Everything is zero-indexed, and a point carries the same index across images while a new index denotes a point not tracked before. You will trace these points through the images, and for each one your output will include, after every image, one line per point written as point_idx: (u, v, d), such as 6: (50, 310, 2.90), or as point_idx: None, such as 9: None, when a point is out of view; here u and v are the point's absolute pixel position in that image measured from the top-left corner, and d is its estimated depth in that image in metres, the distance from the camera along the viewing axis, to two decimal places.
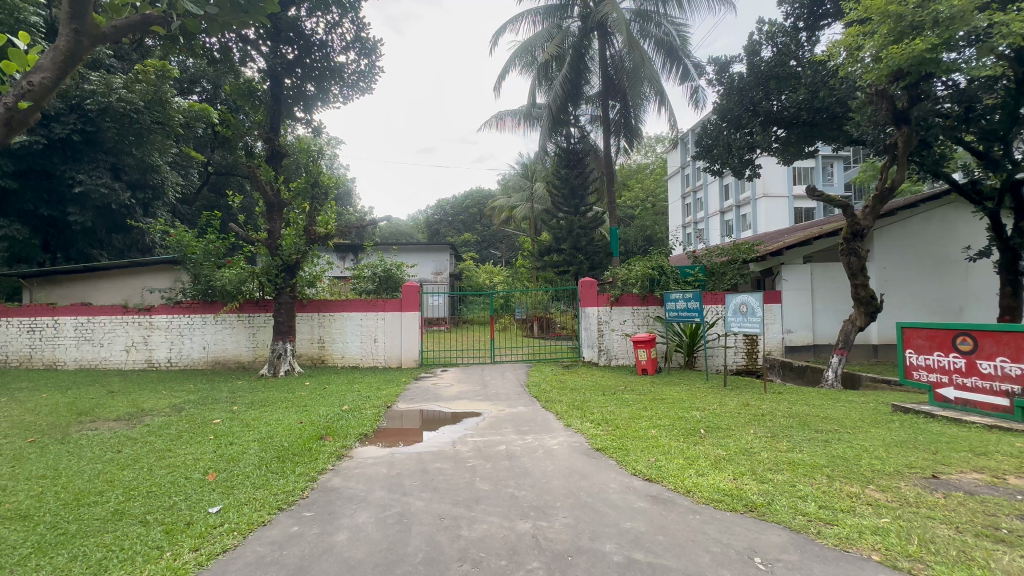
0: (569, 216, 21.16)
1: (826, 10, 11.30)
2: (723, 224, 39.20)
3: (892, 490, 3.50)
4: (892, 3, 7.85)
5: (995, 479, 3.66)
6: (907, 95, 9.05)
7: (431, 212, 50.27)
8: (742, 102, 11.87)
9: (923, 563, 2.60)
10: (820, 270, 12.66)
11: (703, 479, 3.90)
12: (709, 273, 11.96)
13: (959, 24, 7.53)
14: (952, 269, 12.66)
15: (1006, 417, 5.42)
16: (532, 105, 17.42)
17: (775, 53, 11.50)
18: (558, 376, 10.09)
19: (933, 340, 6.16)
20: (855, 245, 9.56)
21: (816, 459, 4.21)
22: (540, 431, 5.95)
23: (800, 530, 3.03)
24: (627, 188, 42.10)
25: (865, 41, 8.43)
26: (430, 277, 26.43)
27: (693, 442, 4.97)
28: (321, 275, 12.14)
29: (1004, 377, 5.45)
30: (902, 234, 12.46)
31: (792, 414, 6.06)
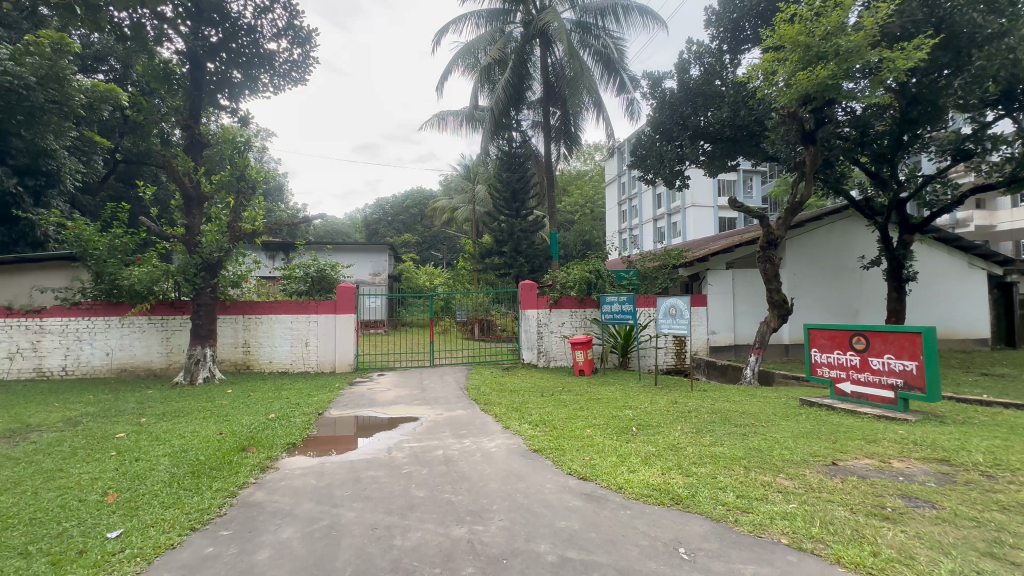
0: (511, 219, 21.29)
1: (748, 36, 12.20)
2: (655, 231, 41.23)
3: (798, 478, 3.82)
4: (801, 34, 8.63)
5: (882, 463, 4.12)
6: (814, 117, 9.98)
7: (370, 212, 48.84)
8: (673, 116, 12.60)
9: (823, 543, 2.85)
10: (741, 276, 13.65)
11: (634, 475, 4.06)
12: (642, 277, 12.54)
13: (855, 58, 8.44)
14: (850, 276, 14.12)
15: (891, 408, 6.14)
16: (474, 107, 17.43)
17: (702, 72, 12.29)
18: (497, 379, 10.12)
19: (834, 340, 6.82)
20: (770, 253, 10.40)
21: (735, 452, 4.52)
22: (478, 434, 5.92)
23: (719, 518, 3.23)
24: (567, 194, 43.14)
25: (778, 67, 9.17)
26: (367, 278, 25.54)
27: (625, 440, 5.16)
28: (246, 275, 11.34)
29: (889, 372, 6.15)
30: (810, 243, 13.74)
31: (715, 411, 6.46)
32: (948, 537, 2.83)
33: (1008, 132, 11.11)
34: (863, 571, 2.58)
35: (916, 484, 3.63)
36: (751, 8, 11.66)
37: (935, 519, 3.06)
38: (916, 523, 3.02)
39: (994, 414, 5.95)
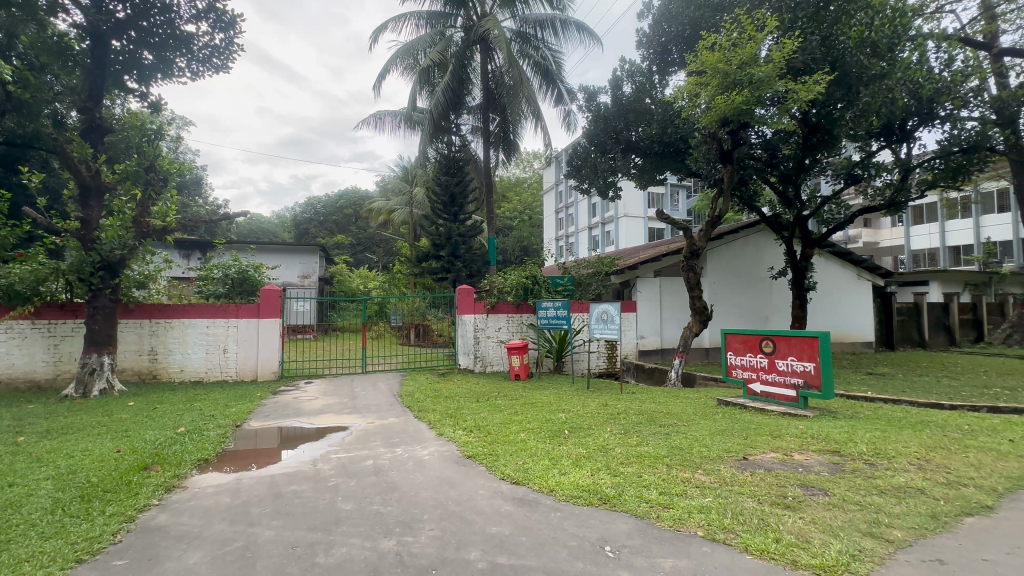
0: (449, 223, 21.09)
1: (674, 59, 12.98)
2: (590, 239, 42.72)
3: (714, 473, 4.10)
4: (720, 61, 9.35)
5: (785, 456, 4.52)
6: (731, 139, 10.85)
7: (299, 211, 46.38)
8: (607, 129, 13.17)
9: (734, 533, 3.07)
10: (667, 283, 14.45)
11: (565, 478, 4.15)
12: (576, 283, 12.89)
13: (765, 87, 9.27)
14: (762, 285, 15.42)
15: (793, 405, 6.76)
16: (412, 109, 17.14)
17: (634, 89, 12.92)
18: (432, 385, 9.94)
19: (746, 343, 7.41)
20: (693, 263, 11.11)
21: (659, 451, 4.77)
22: (411, 442, 5.78)
23: (643, 515, 3.39)
24: (506, 200, 43.57)
25: (701, 91, 9.88)
26: (295, 280, 24.18)
27: (557, 443, 5.27)
28: (155, 274, 10.34)
29: (792, 373, 6.78)
30: (727, 254, 14.87)
31: (642, 412, 6.77)
32: (838, 521, 3.15)
33: (888, 161, 12.72)
34: (767, 556, 2.81)
35: (812, 473, 4.02)
36: (677, 34, 12.42)
37: (828, 505, 3.40)
38: (812, 509, 3.34)
39: (876, 408, 6.75)
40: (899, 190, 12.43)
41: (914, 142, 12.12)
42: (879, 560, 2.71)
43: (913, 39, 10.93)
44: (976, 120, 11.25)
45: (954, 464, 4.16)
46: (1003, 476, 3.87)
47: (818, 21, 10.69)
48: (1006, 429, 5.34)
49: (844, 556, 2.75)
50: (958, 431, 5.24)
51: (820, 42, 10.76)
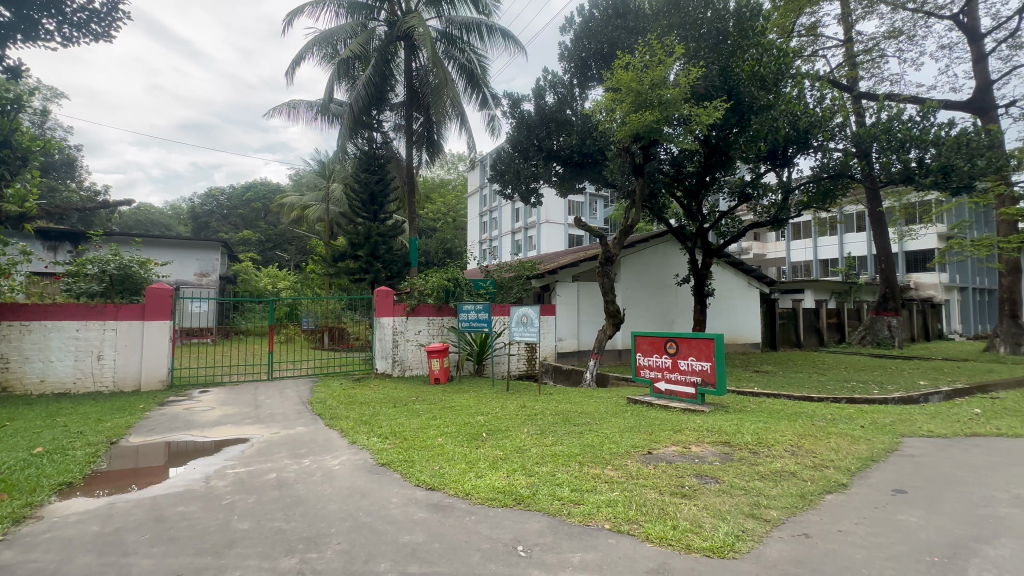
0: (368, 222, 20.26)
1: (593, 75, 13.55)
2: (513, 243, 43.51)
3: (622, 468, 4.33)
4: (634, 81, 9.95)
5: (684, 449, 4.90)
6: (642, 153, 11.60)
7: (197, 202, 42.07)
8: (530, 136, 13.53)
9: (637, 523, 3.27)
10: (584, 288, 15.06)
11: (481, 481, 4.15)
12: (498, 287, 13.05)
13: (672, 108, 10.04)
14: (668, 290, 16.63)
15: (692, 402, 7.36)
16: (330, 101, 16.30)
17: (556, 99, 13.38)
18: (346, 391, 9.47)
19: (653, 345, 7.92)
20: (608, 269, 11.72)
21: (572, 449, 4.95)
22: (320, 452, 5.46)
23: (555, 513, 3.49)
24: (429, 201, 42.97)
25: (617, 107, 10.47)
26: (190, 278, 21.86)
27: (474, 446, 5.26)
28: (8, 268, 8.72)
29: (692, 372, 7.38)
30: (638, 261, 15.86)
31: (558, 412, 7.00)
32: (726, 505, 3.48)
33: (773, 182, 14.31)
34: (666, 542, 3.02)
35: (706, 464, 4.40)
36: (596, 51, 13.01)
37: (718, 491, 3.74)
38: (705, 496, 3.65)
39: (760, 402, 7.55)
40: (781, 209, 14.05)
41: (793, 168, 13.77)
42: (759, 539, 3.03)
43: (793, 77, 12.41)
44: (840, 151, 13.04)
45: (819, 448, 4.78)
46: (856, 457, 4.51)
47: (717, 53, 11.77)
48: (859, 416, 6.24)
49: (730, 537, 3.03)
50: (823, 420, 6.03)
51: (718, 71, 11.85)
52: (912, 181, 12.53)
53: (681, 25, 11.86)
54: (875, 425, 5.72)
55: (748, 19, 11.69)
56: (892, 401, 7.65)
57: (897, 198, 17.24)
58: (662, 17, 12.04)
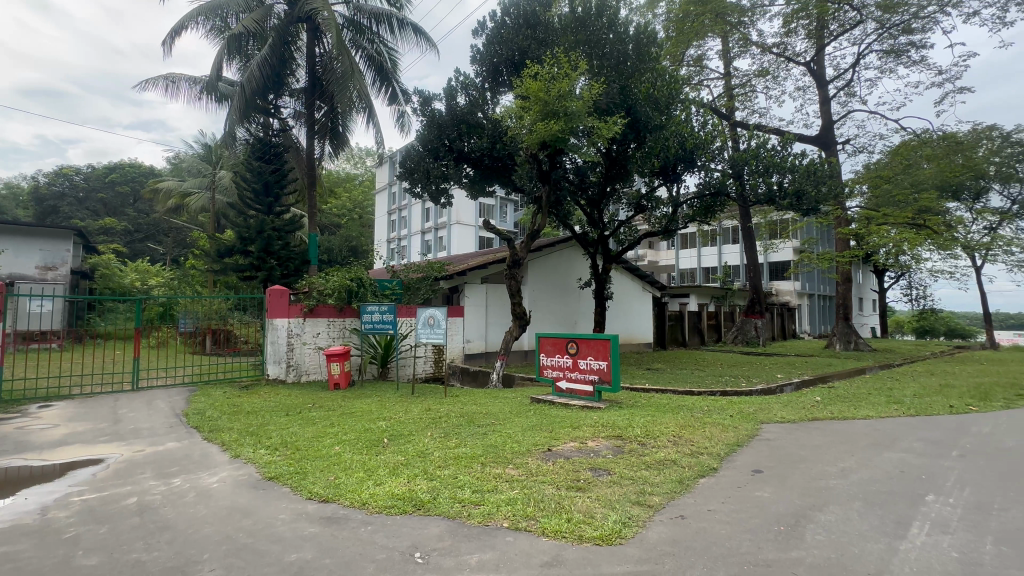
0: (262, 214, 18.60)
1: (504, 80, 13.76)
2: (423, 243, 42.93)
3: (523, 466, 4.44)
4: (542, 91, 10.30)
5: (582, 445, 5.16)
6: (549, 161, 12.04)
7: (42, 181, 35.43)
8: (440, 135, 13.40)
9: (535, 519, 3.37)
10: (493, 290, 15.22)
11: (380, 489, 3.99)
12: (405, 287, 12.72)
13: (576, 120, 10.53)
14: (571, 293, 17.42)
15: (590, 399, 7.78)
16: (217, 79, 14.69)
17: (468, 101, 13.37)
18: (231, 400, 8.56)
19: (555, 346, 8.24)
20: (514, 271, 11.96)
21: (476, 451, 4.96)
22: (195, 469, 4.88)
23: (455, 516, 3.47)
24: (333, 195, 40.73)
25: (525, 114, 10.76)
26: (30, 272, 18.32)
27: (375, 453, 5.06)
28: None
29: (590, 370, 7.79)
30: (545, 265, 16.43)
31: (463, 414, 6.98)
32: (615, 495, 3.73)
33: (665, 196, 15.65)
34: (560, 535, 3.14)
35: (600, 457, 4.67)
36: (507, 57, 13.22)
37: (609, 482, 3.99)
38: (598, 488, 3.88)
39: (650, 397, 8.20)
40: (671, 220, 15.42)
41: (681, 184, 15.17)
42: (643, 524, 3.28)
43: (682, 101, 13.70)
44: (719, 172, 14.66)
45: (696, 437, 5.32)
46: (725, 443, 5.08)
47: (617, 73, 12.57)
48: (729, 407, 7.05)
49: (618, 525, 3.25)
50: (700, 411, 6.73)
51: (618, 89, 12.65)
52: (774, 201, 14.48)
53: (586, 42, 12.49)
54: (741, 414, 6.51)
55: (645, 44, 12.65)
56: (755, 392, 8.75)
57: (763, 216, 19.81)
58: (569, 32, 12.57)
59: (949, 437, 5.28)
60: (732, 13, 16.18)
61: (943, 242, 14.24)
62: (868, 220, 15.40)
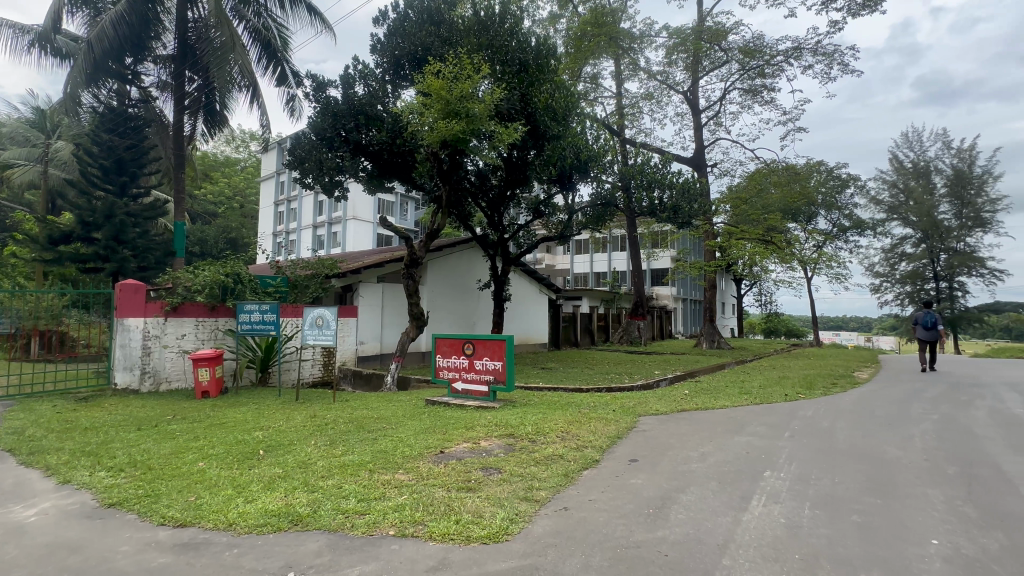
0: (111, 196, 16.05)
1: (405, 75, 13.36)
2: (314, 238, 40.23)
3: (413, 470, 4.33)
4: (442, 89, 10.24)
5: (475, 445, 5.18)
6: (449, 161, 11.97)
7: None
8: (335, 125, 12.69)
9: (422, 524, 3.30)
10: (390, 290, 14.66)
11: (251, 506, 3.62)
12: (291, 285, 11.85)
13: (477, 123, 10.58)
14: (470, 294, 17.47)
15: (485, 399, 7.84)
16: (54, 30, 12.29)
17: (367, 92, 12.79)
18: (64, 415, 7.18)
19: (451, 347, 8.20)
20: (412, 271, 11.67)
21: (364, 457, 4.74)
22: (4, 502, 3.99)
23: (336, 528, 3.27)
24: (208, 180, 36.31)
25: (426, 111, 10.58)
26: None
27: (247, 467, 4.58)
28: None
29: (485, 371, 7.86)
30: (445, 265, 16.28)
31: (352, 419, 6.63)
32: (504, 492, 3.80)
33: (561, 204, 16.42)
34: (448, 538, 3.12)
35: (492, 456, 4.74)
36: (409, 52, 12.91)
37: (499, 481, 4.06)
38: (488, 487, 3.92)
39: (543, 395, 8.53)
40: (566, 227, 16.20)
41: (576, 193, 16.00)
42: (529, 519, 3.39)
43: (578, 115, 14.49)
44: (610, 184, 15.76)
45: (582, 432, 5.65)
46: (607, 437, 5.45)
47: (519, 80, 12.85)
48: (613, 402, 7.61)
49: (505, 522, 3.31)
50: (587, 407, 7.16)
51: (519, 96, 12.93)
52: (655, 214, 16.01)
53: (488, 46, 12.60)
54: (622, 408, 7.05)
55: (546, 57, 13.15)
56: (635, 388, 9.55)
57: (646, 227, 21.73)
58: (472, 34, 12.65)
59: (783, 421, 6.26)
60: (623, 38, 17.56)
61: (785, 256, 16.86)
62: (730, 235, 17.70)
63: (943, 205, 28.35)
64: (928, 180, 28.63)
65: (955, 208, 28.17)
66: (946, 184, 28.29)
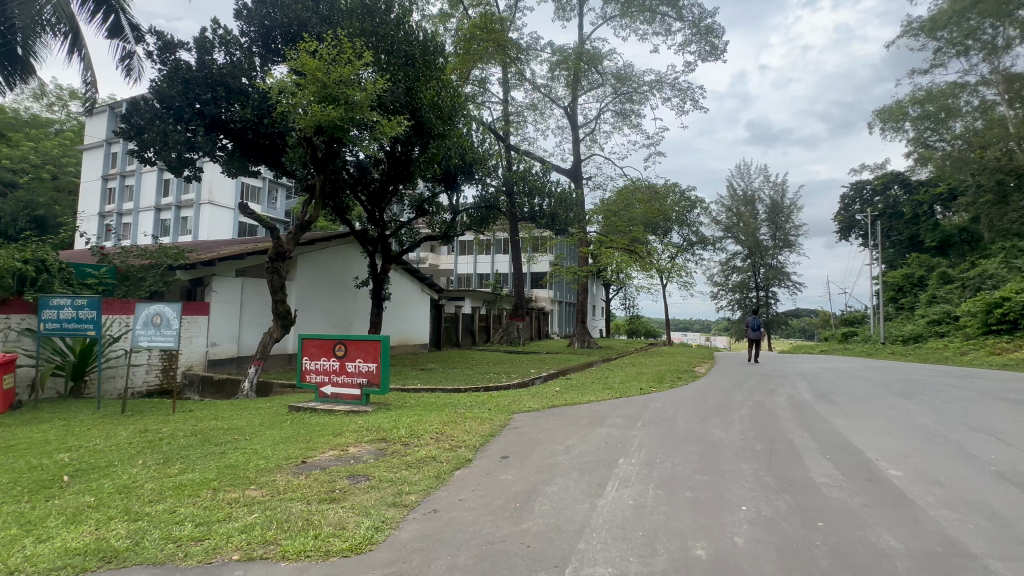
0: None
1: (277, 49, 12.17)
2: (157, 222, 34.57)
3: (268, 485, 3.92)
4: (318, 70, 9.51)
5: (342, 452, 4.87)
6: (325, 148, 11.17)
7: None
8: (186, 94, 11.04)
9: (275, 543, 3.00)
10: (251, 284, 13.07)
11: (45, 546, 2.94)
12: (122, 276, 10.43)
13: (357, 111, 9.99)
14: (346, 292, 16.46)
15: (357, 403, 7.42)
16: None
17: (228, 61, 11.35)
18: None
19: (321, 348, 7.63)
20: (277, 265, 10.60)
21: (207, 475, 4.15)
22: None
23: (164, 561, 2.81)
24: (3, 141, 28.99)
25: (300, 92, 9.72)
26: None
27: (44, 498, 3.72)
28: None
29: (358, 374, 7.43)
30: (317, 260, 15.10)
31: (195, 432, 5.78)
32: (371, 500, 3.63)
33: (446, 204, 16.27)
34: (304, 555, 2.88)
35: (360, 463, 4.49)
36: (282, 24, 11.76)
37: (366, 488, 3.86)
38: (353, 496, 3.70)
39: (421, 397, 8.38)
40: (450, 227, 16.08)
41: (461, 194, 16.01)
42: (396, 525, 3.28)
43: (465, 117, 14.52)
44: (494, 187, 16.05)
45: (456, 432, 5.66)
46: (481, 435, 5.53)
47: (404, 72, 12.43)
48: (489, 401, 7.78)
49: (369, 531, 3.16)
50: (463, 407, 7.20)
51: (404, 89, 12.49)
52: (535, 220, 16.80)
53: (373, 33, 12.04)
54: (497, 407, 7.24)
55: (432, 53, 12.91)
56: (512, 386, 9.89)
57: (528, 232, 22.69)
58: (355, 18, 11.92)
59: (637, 412, 7.00)
60: (511, 47, 18.07)
61: (645, 265, 18.87)
62: (601, 244, 19.34)
63: (763, 228, 34.33)
64: (753, 207, 34.42)
65: (771, 231, 34.28)
66: (766, 211, 34.29)
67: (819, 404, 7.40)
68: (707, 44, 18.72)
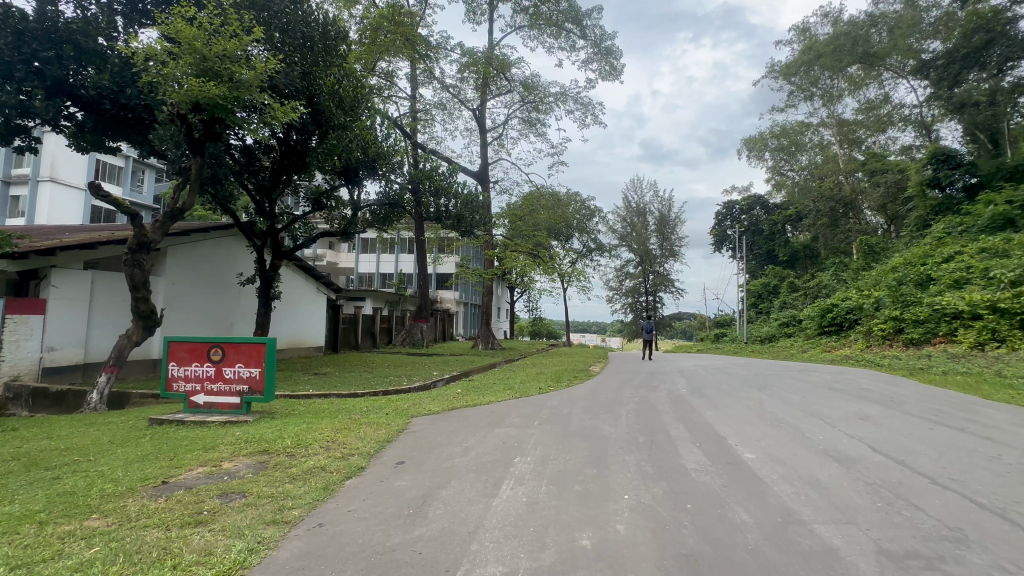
0: None
1: (146, 10, 10.60)
2: None
3: (115, 513, 3.37)
4: (196, 40, 8.45)
5: (213, 468, 4.35)
6: (203, 128, 9.96)
7: None
8: (19, 48, 9.15)
9: None
10: (105, 279, 11.24)
11: None
12: None
13: (244, 91, 9.06)
14: (227, 290, 14.83)
15: (235, 413, 6.69)
16: None
17: (79, 16, 9.61)
18: None
19: (192, 352, 6.78)
20: (139, 258, 9.21)
21: (30, 507, 3.45)
22: None
23: None
24: None
25: (174, 62, 8.57)
26: None
27: None
28: None
29: (237, 381, 6.72)
30: (191, 253, 13.40)
31: (18, 455, 4.80)
32: (245, 520, 3.28)
33: (345, 198, 15.38)
34: None
35: (236, 479, 4.05)
36: None
37: (241, 507, 3.49)
38: (225, 517, 3.32)
39: (313, 403, 7.83)
40: (349, 223, 15.21)
41: (362, 189, 15.24)
42: (274, 545, 3.00)
43: (368, 108, 13.85)
44: (398, 185, 15.52)
45: (349, 439, 5.36)
46: (376, 441, 5.31)
47: (301, 55, 11.50)
48: (387, 405, 7.52)
49: (241, 554, 2.86)
50: (358, 412, 6.86)
51: (301, 73, 11.55)
52: (440, 220, 16.61)
53: (263, 7, 11.00)
54: (395, 411, 7.00)
55: (334, 38, 12.12)
56: (412, 389, 9.65)
57: (433, 232, 22.30)
58: None
59: (535, 412, 7.21)
60: (419, 43, 17.59)
61: (548, 269, 19.51)
62: (506, 248, 19.69)
63: (653, 239, 37.49)
64: (644, 218, 37.45)
65: (659, 241, 37.53)
66: (655, 223, 37.50)
67: (693, 398, 8.24)
68: (607, 64, 19.98)
